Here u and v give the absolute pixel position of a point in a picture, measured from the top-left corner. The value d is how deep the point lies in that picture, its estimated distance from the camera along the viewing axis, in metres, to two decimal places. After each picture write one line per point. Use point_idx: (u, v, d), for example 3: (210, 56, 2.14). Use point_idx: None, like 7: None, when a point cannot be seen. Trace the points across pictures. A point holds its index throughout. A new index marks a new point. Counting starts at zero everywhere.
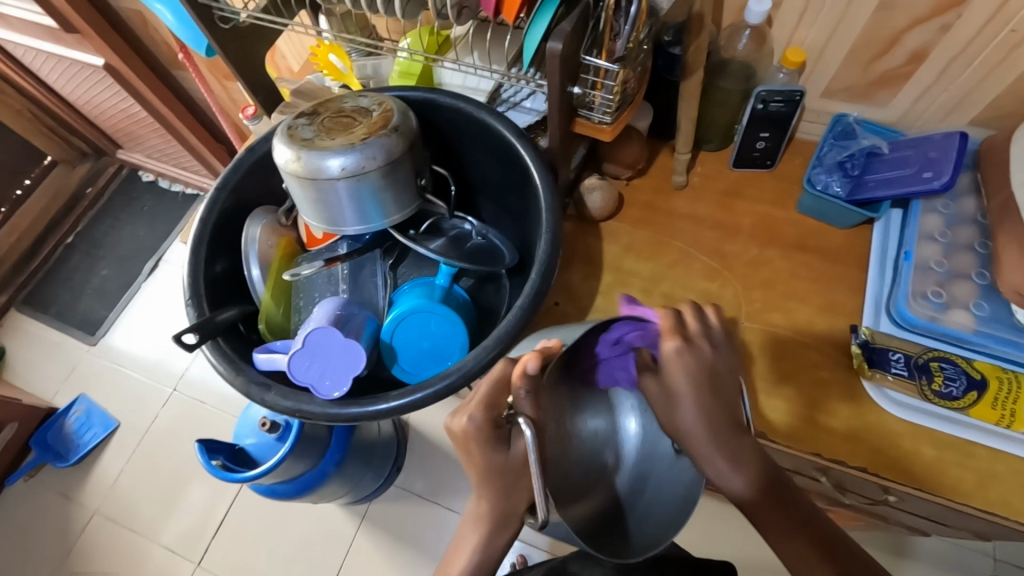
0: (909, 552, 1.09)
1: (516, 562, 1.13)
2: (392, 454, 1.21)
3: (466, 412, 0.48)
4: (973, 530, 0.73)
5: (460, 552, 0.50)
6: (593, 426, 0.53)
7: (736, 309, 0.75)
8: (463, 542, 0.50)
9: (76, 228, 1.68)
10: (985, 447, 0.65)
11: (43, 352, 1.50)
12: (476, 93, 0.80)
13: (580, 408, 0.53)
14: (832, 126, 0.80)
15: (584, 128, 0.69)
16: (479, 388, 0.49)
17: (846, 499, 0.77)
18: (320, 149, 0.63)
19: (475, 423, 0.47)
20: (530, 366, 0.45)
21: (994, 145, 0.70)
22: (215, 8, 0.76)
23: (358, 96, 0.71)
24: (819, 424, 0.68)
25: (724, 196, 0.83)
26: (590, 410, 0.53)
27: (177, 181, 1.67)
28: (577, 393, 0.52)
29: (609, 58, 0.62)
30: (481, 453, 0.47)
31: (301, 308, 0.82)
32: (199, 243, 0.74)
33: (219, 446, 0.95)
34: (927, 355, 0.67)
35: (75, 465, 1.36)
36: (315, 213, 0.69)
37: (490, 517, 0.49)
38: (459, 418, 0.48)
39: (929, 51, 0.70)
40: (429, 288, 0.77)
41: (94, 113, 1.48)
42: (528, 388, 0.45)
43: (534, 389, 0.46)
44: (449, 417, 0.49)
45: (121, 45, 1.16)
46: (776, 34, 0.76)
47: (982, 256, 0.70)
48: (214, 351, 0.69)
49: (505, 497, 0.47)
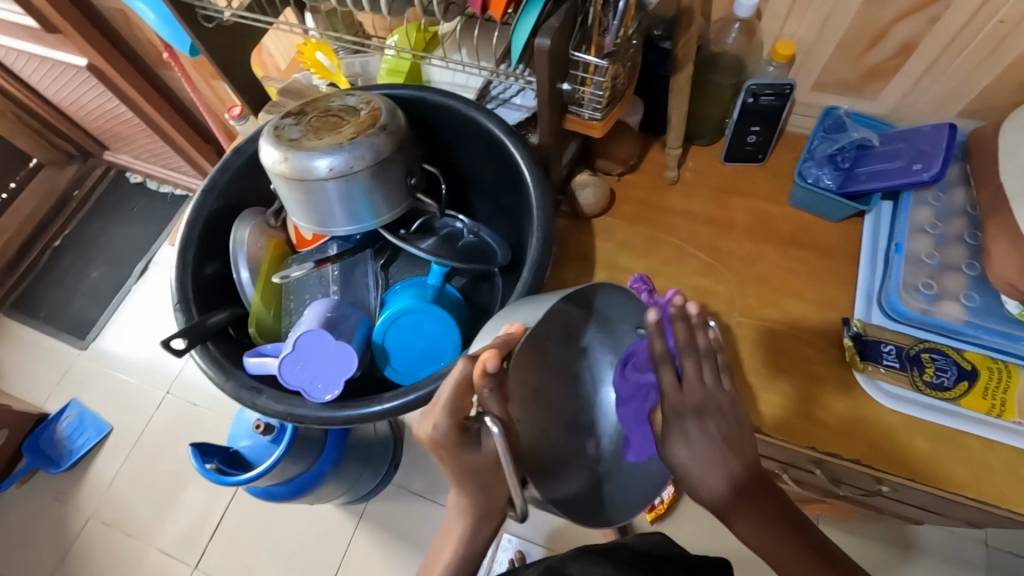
0: (902, 542, 1.10)
1: (515, 559, 1.13)
2: (388, 454, 1.21)
3: (431, 418, 0.46)
4: (964, 518, 0.74)
5: (449, 543, 0.51)
6: (575, 397, 0.56)
7: (730, 304, 0.75)
8: (452, 535, 0.51)
9: (64, 231, 1.65)
10: (977, 437, 0.66)
11: (33, 358, 1.48)
12: (466, 90, 0.79)
13: (566, 382, 0.55)
14: (822, 119, 0.80)
15: (574, 124, 0.69)
16: (439, 393, 0.46)
17: (840, 490, 0.78)
18: (307, 149, 0.63)
19: (441, 430, 0.45)
20: (489, 365, 0.43)
21: (983, 137, 0.70)
22: (198, 6, 0.75)
23: (346, 95, 0.70)
24: (814, 418, 0.68)
25: (716, 191, 0.83)
26: (576, 388, 0.55)
27: (166, 182, 1.65)
28: (557, 361, 0.53)
29: (598, 53, 0.61)
30: (459, 451, 0.46)
31: (292, 310, 0.81)
32: (187, 246, 0.73)
33: (213, 449, 0.94)
34: (918, 347, 0.68)
35: (68, 471, 1.34)
36: (304, 214, 0.69)
37: (488, 517, 0.49)
38: (426, 424, 0.46)
39: (918, 43, 0.70)
40: (422, 289, 0.77)
41: (80, 114, 1.46)
42: (491, 388, 0.44)
43: (498, 385, 0.45)
44: (415, 423, 0.47)
45: (105, 44, 1.14)
46: (766, 28, 0.76)
47: (972, 247, 0.70)
48: (204, 355, 0.69)
49: (485, 493, 0.48)
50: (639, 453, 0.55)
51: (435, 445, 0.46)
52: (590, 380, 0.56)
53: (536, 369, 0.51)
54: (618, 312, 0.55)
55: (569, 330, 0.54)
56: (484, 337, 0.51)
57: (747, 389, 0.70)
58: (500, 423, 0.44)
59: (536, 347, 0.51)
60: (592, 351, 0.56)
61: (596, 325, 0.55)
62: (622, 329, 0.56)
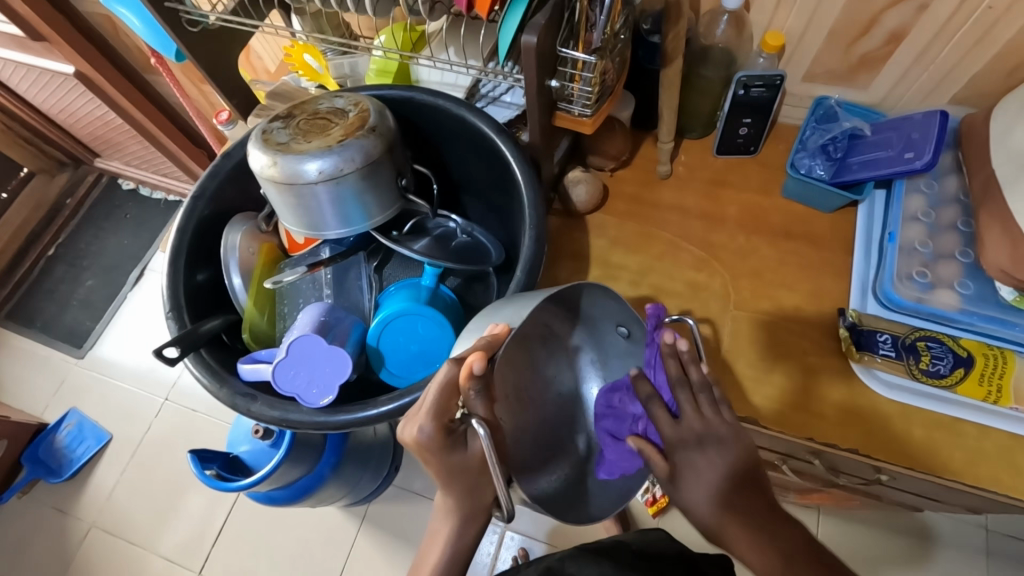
0: (901, 527, 1.11)
1: (518, 557, 1.13)
2: (388, 456, 1.20)
3: (416, 421, 0.46)
4: (964, 505, 0.74)
5: (436, 545, 0.50)
6: (558, 393, 0.58)
7: (724, 298, 0.75)
8: (438, 536, 0.50)
9: (57, 240, 1.64)
10: (973, 424, 0.66)
11: (30, 368, 1.48)
12: (454, 90, 0.79)
13: (548, 377, 0.58)
14: (814, 109, 0.80)
15: (565, 121, 0.68)
16: (426, 396, 0.46)
17: (839, 480, 0.78)
18: (296, 153, 0.62)
19: (428, 433, 0.46)
20: (476, 367, 0.44)
21: (974, 124, 0.70)
22: (183, 11, 0.74)
23: (334, 96, 0.70)
24: (811, 409, 0.68)
25: (708, 184, 0.83)
26: (558, 380, 0.58)
27: (158, 189, 1.64)
28: (538, 360, 0.56)
29: (586, 49, 0.61)
30: (448, 455, 0.47)
31: (286, 315, 0.81)
32: (178, 253, 0.73)
33: (213, 455, 0.94)
34: (914, 336, 0.68)
35: (68, 480, 1.34)
36: (295, 218, 0.68)
37: (480, 516, 0.49)
38: (411, 426, 0.47)
39: (907, 31, 0.69)
40: (415, 289, 0.76)
41: (69, 122, 1.45)
42: (478, 389, 0.44)
43: (485, 387, 0.45)
44: (400, 426, 0.48)
45: (91, 51, 1.13)
46: (755, 19, 0.76)
47: (965, 235, 0.70)
48: (198, 363, 0.69)
49: (470, 495, 0.48)
50: (611, 470, 0.56)
51: (420, 447, 0.46)
52: (571, 376, 0.59)
53: (516, 369, 0.54)
54: (599, 311, 0.56)
55: (548, 330, 0.56)
56: (466, 338, 0.52)
57: (743, 382, 0.70)
58: (486, 424, 0.45)
59: (518, 347, 0.53)
60: (574, 349, 0.58)
61: (581, 325, 0.57)
62: (603, 327, 0.57)
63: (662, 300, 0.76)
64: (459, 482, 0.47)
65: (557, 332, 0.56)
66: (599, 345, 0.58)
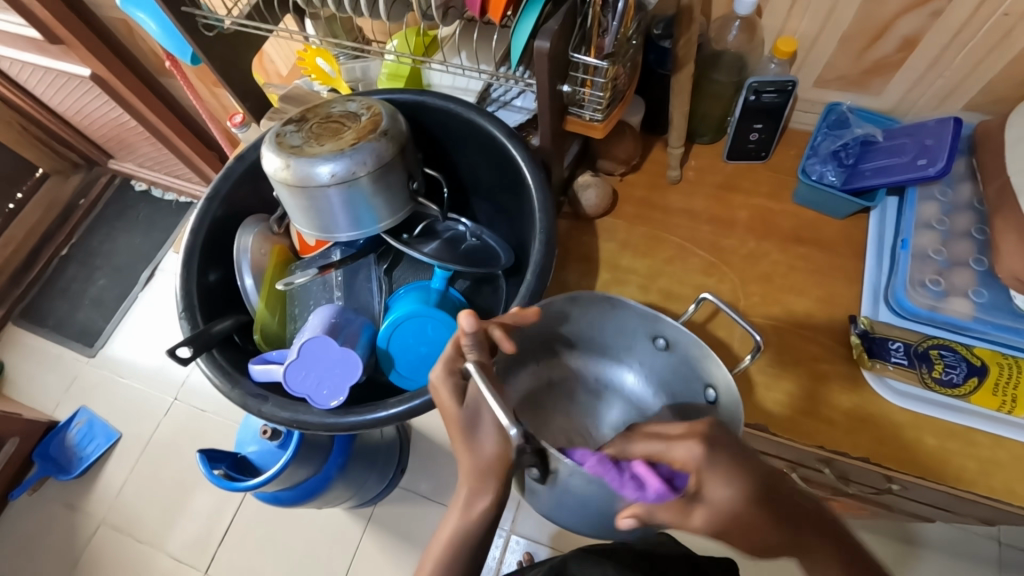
0: (912, 538, 1.09)
1: (523, 560, 1.13)
2: (395, 456, 1.21)
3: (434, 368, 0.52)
4: (976, 516, 0.73)
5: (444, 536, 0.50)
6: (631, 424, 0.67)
7: (734, 303, 0.75)
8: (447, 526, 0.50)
9: (70, 240, 1.66)
10: (985, 434, 0.65)
11: (42, 366, 1.50)
12: (466, 94, 0.79)
13: (613, 411, 0.68)
14: (826, 115, 0.79)
15: (575, 126, 0.69)
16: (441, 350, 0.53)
17: (850, 488, 0.77)
18: (308, 155, 0.63)
19: (440, 373, 0.51)
20: (467, 324, 0.49)
21: (989, 130, 0.69)
22: (199, 15, 0.75)
23: (346, 100, 0.70)
24: (821, 416, 0.68)
25: (718, 189, 0.82)
26: (623, 410, 0.68)
27: (170, 190, 1.66)
28: (596, 403, 0.69)
29: (597, 55, 0.61)
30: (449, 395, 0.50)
31: (297, 316, 0.82)
32: (191, 254, 0.73)
33: (221, 455, 0.94)
34: (926, 344, 0.67)
35: (77, 478, 1.35)
36: (306, 221, 0.69)
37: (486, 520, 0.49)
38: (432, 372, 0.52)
39: (921, 38, 0.69)
40: (424, 292, 0.77)
41: (84, 123, 1.47)
42: (473, 339, 0.51)
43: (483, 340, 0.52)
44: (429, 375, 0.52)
45: (106, 53, 1.14)
46: (767, 24, 0.76)
47: (980, 242, 0.70)
48: (209, 363, 0.69)
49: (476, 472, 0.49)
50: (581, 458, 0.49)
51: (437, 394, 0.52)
52: (636, 406, 0.67)
53: (562, 411, 0.68)
54: (629, 328, 0.64)
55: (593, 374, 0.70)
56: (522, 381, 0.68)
57: (752, 387, 0.70)
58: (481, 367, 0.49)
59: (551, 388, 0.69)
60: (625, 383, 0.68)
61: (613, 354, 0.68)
62: (639, 345, 0.65)
63: (672, 304, 0.75)
64: (473, 463, 0.48)
65: (605, 377, 0.69)
66: (648, 364, 0.66)
